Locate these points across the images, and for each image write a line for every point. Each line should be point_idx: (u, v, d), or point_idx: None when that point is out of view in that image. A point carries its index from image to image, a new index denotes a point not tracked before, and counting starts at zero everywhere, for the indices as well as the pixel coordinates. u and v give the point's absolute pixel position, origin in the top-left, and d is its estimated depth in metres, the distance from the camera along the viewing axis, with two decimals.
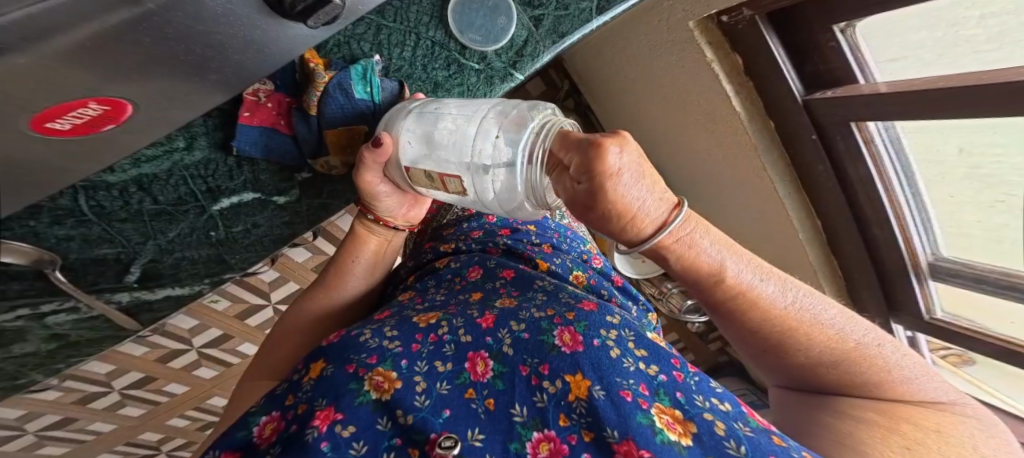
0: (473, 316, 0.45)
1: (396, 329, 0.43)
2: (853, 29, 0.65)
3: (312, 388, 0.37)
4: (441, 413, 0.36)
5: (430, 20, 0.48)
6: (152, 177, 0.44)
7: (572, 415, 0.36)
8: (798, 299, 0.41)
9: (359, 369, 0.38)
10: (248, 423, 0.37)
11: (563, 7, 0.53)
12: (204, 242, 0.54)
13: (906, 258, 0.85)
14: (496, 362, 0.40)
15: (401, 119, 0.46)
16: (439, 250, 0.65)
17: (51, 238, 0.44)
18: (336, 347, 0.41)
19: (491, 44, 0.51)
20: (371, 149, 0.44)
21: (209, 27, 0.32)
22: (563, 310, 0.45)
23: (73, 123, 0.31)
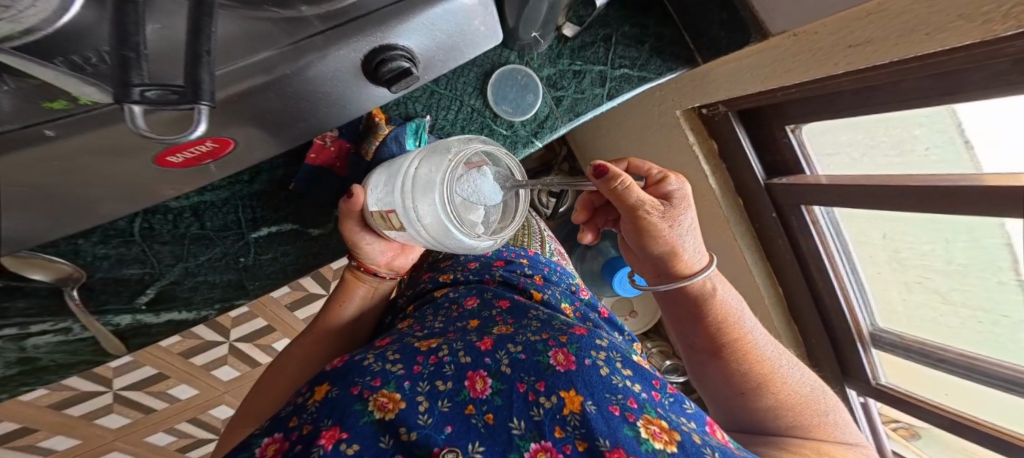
0: (472, 340, 0.49)
1: (397, 353, 0.46)
2: (800, 130, 0.79)
3: (315, 409, 0.39)
4: (443, 429, 0.39)
5: (473, 90, 0.57)
6: (210, 204, 0.50)
7: (566, 427, 0.40)
8: (772, 347, 0.51)
9: (364, 391, 0.40)
10: (251, 445, 0.38)
11: (580, 92, 0.60)
12: (230, 268, 0.56)
13: (852, 328, 0.97)
14: (495, 380, 0.44)
15: (381, 168, 0.50)
16: (437, 280, 0.65)
17: (89, 256, 0.48)
18: (338, 371, 0.43)
19: (519, 115, 0.59)
20: (345, 201, 0.49)
21: (303, 87, 0.41)
22: (556, 333, 0.49)
23: (186, 157, 0.37)
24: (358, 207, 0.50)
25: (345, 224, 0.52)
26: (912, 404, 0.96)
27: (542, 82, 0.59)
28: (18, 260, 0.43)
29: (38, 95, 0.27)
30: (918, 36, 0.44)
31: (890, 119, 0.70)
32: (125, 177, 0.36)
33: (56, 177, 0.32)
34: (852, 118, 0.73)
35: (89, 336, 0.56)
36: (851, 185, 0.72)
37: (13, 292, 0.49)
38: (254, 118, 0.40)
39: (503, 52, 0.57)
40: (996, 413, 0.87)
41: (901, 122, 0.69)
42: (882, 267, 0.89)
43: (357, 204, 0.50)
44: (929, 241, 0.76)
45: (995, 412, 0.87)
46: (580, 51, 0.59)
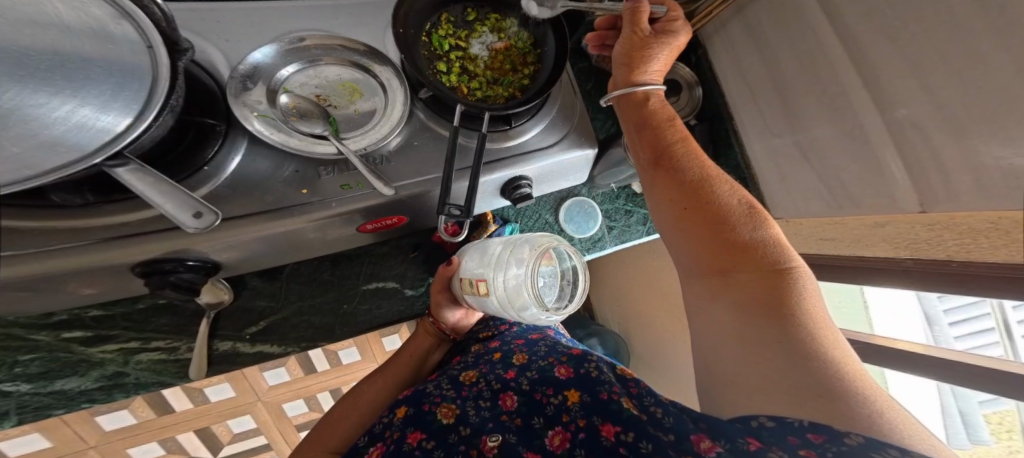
0: (501, 367, 0.54)
1: (451, 381, 0.54)
2: None
3: (401, 422, 0.49)
4: (486, 425, 0.46)
5: (549, 208, 0.77)
6: (344, 256, 0.65)
7: (570, 412, 0.45)
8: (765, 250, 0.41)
9: (430, 406, 0.50)
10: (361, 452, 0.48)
11: (627, 225, 0.80)
12: (332, 312, 0.66)
13: None
14: (520, 395, 0.49)
15: (473, 248, 0.61)
16: (477, 335, 0.66)
17: (244, 284, 0.62)
18: (410, 398, 0.52)
19: (580, 233, 0.77)
20: (444, 267, 0.62)
21: None
22: (560, 355, 0.53)
23: (374, 226, 0.53)
24: (450, 275, 0.62)
25: (433, 290, 0.63)
26: None
27: (602, 212, 0.79)
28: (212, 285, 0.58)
29: (341, 180, 0.45)
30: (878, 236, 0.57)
31: None
32: (334, 235, 0.51)
33: (309, 231, 0.47)
34: None
35: (186, 358, 0.61)
36: None
37: (168, 310, 0.61)
38: None
39: (578, 186, 0.78)
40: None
41: None
42: None
43: (451, 271, 0.62)
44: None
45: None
46: (632, 197, 0.80)
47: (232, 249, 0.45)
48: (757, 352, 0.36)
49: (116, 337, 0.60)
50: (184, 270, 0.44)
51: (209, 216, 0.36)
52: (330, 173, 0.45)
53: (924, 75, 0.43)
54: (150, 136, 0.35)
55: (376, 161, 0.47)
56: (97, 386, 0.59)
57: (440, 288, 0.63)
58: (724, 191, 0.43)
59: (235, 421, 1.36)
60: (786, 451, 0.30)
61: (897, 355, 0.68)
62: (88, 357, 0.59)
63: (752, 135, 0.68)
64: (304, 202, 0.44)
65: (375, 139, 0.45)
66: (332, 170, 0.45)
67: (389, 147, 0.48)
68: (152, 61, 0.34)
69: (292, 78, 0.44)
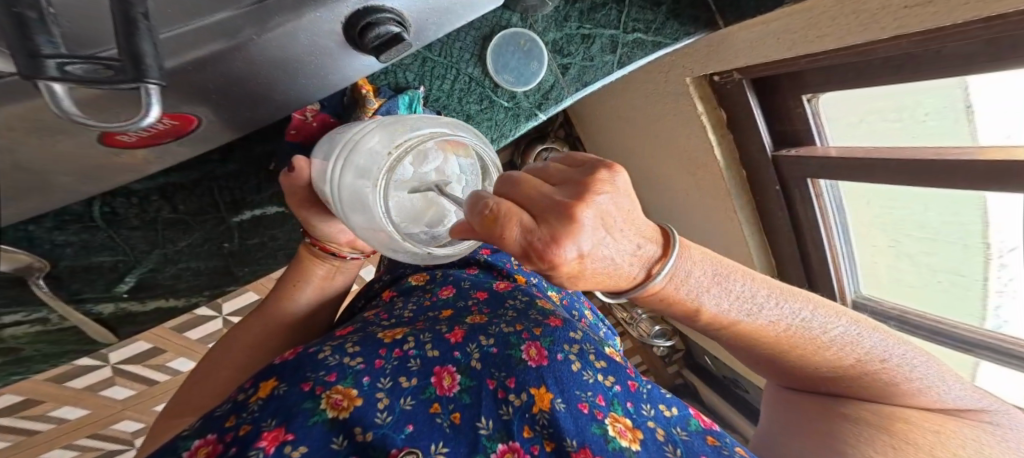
0: (440, 330, 0.41)
1: (358, 344, 0.37)
2: (819, 100, 0.72)
3: (258, 408, 0.31)
4: (404, 428, 0.33)
5: (469, 57, 0.52)
6: (178, 186, 0.45)
7: (535, 427, 0.34)
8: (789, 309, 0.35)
9: (315, 387, 0.32)
10: (178, 448, 0.31)
11: (589, 58, 0.56)
12: (215, 253, 0.54)
13: (839, 297, 0.90)
14: (463, 376, 0.37)
15: (328, 139, 0.40)
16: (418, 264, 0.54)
17: (46, 243, 0.42)
18: (289, 364, 0.34)
19: (521, 86, 0.55)
20: (286, 176, 0.40)
21: (264, 72, 0.35)
22: (531, 325, 0.41)
23: (139, 136, 0.32)
24: (306, 184, 0.41)
25: (291, 206, 0.43)
26: None
27: (548, 47, 0.54)
28: None
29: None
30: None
31: (896, 95, 0.66)
32: (83, 165, 0.32)
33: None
34: (884, 88, 0.66)
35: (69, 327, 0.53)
36: (865, 159, 0.65)
37: None
38: (218, 97, 0.35)
39: (504, 13, 0.51)
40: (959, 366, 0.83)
41: (911, 96, 0.64)
42: (880, 239, 0.84)
43: (303, 179, 0.40)
44: (910, 208, 0.74)
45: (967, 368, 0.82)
46: (590, 13, 0.53)
47: None
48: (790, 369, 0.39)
49: None
50: None
51: None
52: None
53: None
54: None
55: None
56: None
57: (304, 202, 0.42)
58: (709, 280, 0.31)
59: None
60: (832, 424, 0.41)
61: None
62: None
63: None
64: None
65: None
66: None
67: None
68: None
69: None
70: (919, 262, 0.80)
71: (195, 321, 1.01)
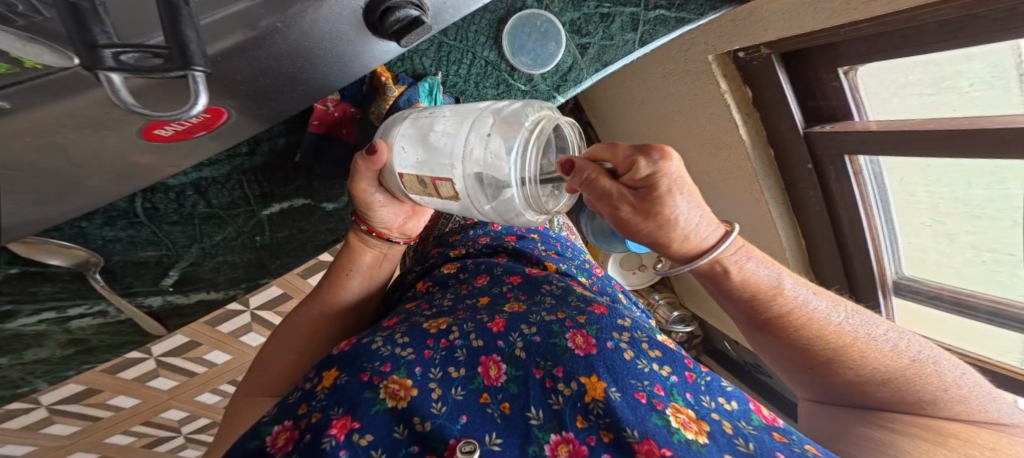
0: (483, 320, 0.40)
1: (407, 335, 0.38)
2: (855, 72, 0.68)
3: (325, 396, 0.33)
4: (458, 418, 0.32)
5: (486, 40, 0.51)
6: (211, 181, 0.46)
7: (589, 416, 0.32)
8: (845, 312, 0.40)
9: (374, 377, 0.34)
10: (260, 432, 0.32)
11: (608, 37, 0.55)
12: (248, 245, 0.56)
13: (875, 270, 0.88)
14: (509, 366, 0.36)
15: (392, 127, 0.44)
16: (446, 254, 0.54)
17: (98, 239, 0.45)
18: (347, 354, 0.36)
19: (538, 68, 0.54)
20: (364, 158, 0.41)
21: (292, 59, 0.36)
22: (573, 313, 0.40)
23: (175, 130, 0.33)
24: (379, 168, 0.42)
25: (357, 186, 0.44)
26: None
27: (565, 28, 0.53)
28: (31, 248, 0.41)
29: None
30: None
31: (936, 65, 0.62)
32: (126, 159, 0.33)
33: (38, 157, 0.28)
34: (927, 56, 0.62)
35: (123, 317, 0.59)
36: (912, 131, 0.62)
37: (36, 280, 0.48)
38: (246, 88, 0.35)
39: None
40: (1009, 352, 0.78)
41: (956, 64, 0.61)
42: (919, 217, 0.80)
43: (380, 164, 0.42)
44: (946, 181, 0.71)
45: (1019, 353, 0.77)
46: None
47: None
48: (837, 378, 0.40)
49: (20, 313, 0.51)
50: None
51: None
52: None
53: None
54: None
55: (18, 10, 0.22)
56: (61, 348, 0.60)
57: (370, 183, 0.44)
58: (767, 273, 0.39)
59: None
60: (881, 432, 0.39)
61: None
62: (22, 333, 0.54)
63: None
64: None
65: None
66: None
67: None
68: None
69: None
70: (961, 242, 0.75)
71: (227, 316, 1.05)
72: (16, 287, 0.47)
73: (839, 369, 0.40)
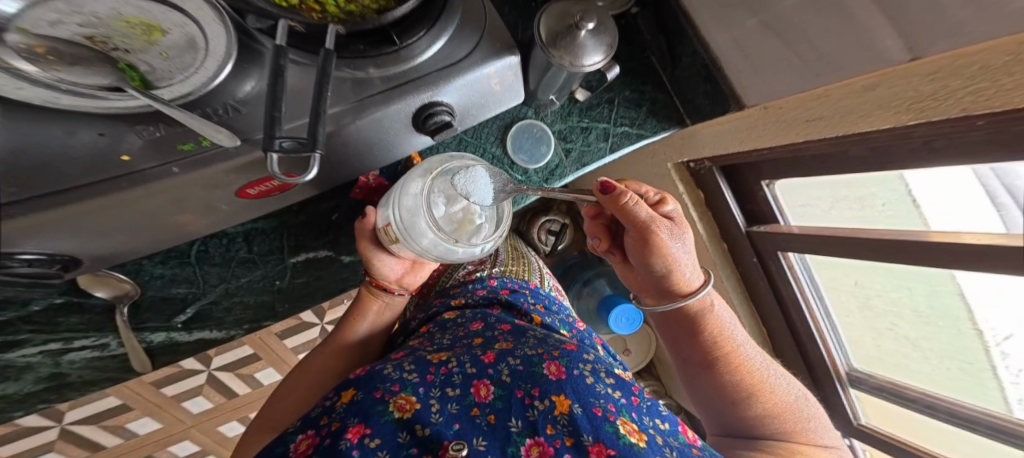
0: (476, 353, 0.49)
1: (412, 363, 0.46)
2: (775, 186, 0.86)
3: (343, 409, 0.39)
4: (452, 425, 0.39)
5: (494, 139, 0.66)
6: (259, 230, 0.56)
7: (557, 425, 0.40)
8: (762, 358, 0.54)
9: (385, 394, 0.40)
10: (286, 441, 0.38)
11: (587, 145, 0.69)
12: (266, 290, 0.61)
13: (830, 367, 0.99)
14: (496, 387, 0.44)
15: (388, 194, 0.55)
16: (448, 303, 0.62)
17: (149, 275, 0.54)
18: (362, 377, 0.43)
19: (533, 163, 0.67)
20: (361, 219, 0.53)
21: (350, 144, 0.49)
22: (550, 348, 0.48)
23: (260, 190, 0.43)
24: (373, 227, 0.54)
25: (361, 246, 0.54)
26: (900, 448, 0.95)
27: (555, 135, 0.68)
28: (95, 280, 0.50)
29: (172, 140, 0.35)
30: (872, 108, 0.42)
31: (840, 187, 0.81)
32: (215, 209, 0.43)
33: (165, 206, 0.39)
34: (832, 178, 0.80)
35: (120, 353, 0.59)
36: (824, 235, 0.78)
37: (74, 309, 0.54)
38: None
39: (522, 109, 0.67)
40: None
41: (851, 188, 0.80)
42: (854, 313, 0.94)
43: (371, 224, 0.54)
44: (892, 288, 0.82)
45: None
46: (588, 111, 0.69)
47: (79, 237, 0.37)
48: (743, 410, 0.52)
49: (32, 341, 0.55)
50: (19, 265, 0.36)
51: None
52: (156, 133, 0.34)
53: None
54: None
55: (217, 113, 0.36)
56: (40, 387, 0.59)
57: (372, 242, 0.54)
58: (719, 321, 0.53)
59: (228, 425, 1.25)
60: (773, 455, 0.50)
61: (958, 250, 0.58)
62: (14, 363, 0.56)
63: (712, 20, 0.57)
64: (131, 172, 0.35)
65: (199, 84, 0.34)
66: (155, 130, 0.35)
67: (236, 94, 0.37)
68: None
69: (23, 15, 0.26)
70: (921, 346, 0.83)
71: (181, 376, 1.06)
72: (50, 315, 0.53)
73: (750, 401, 0.52)
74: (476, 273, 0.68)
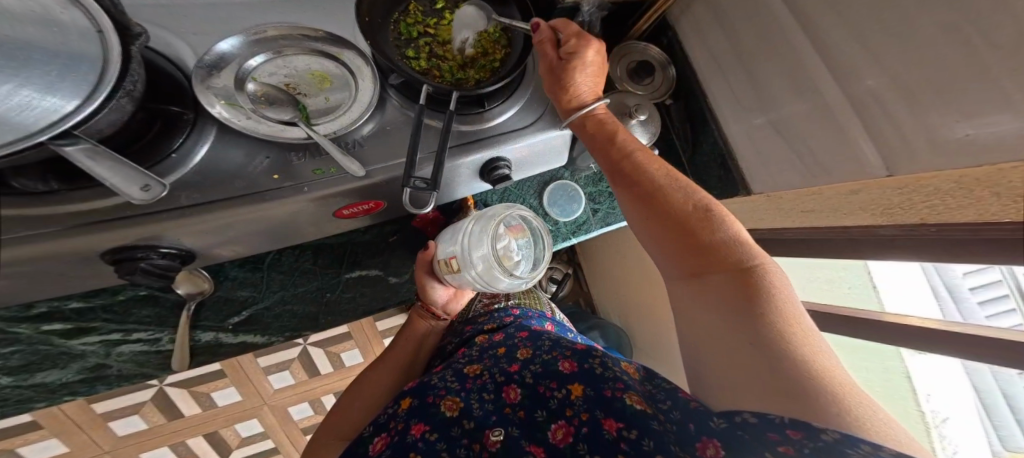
0: (504, 363, 0.54)
1: (452, 374, 0.53)
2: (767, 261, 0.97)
3: (406, 413, 0.47)
4: (491, 416, 0.46)
5: (532, 193, 0.77)
6: (326, 246, 0.64)
7: (574, 406, 0.45)
8: (718, 205, 0.44)
9: (433, 398, 0.48)
10: (364, 443, 0.48)
11: (611, 208, 0.80)
12: (314, 302, 0.66)
13: None
14: (523, 389, 0.49)
15: (446, 232, 0.64)
16: (480, 328, 0.67)
17: (225, 275, 0.62)
18: (415, 389, 0.51)
19: (564, 217, 0.77)
20: (422, 253, 0.63)
21: None
22: (563, 348, 0.53)
23: (351, 211, 0.52)
24: (429, 258, 0.63)
25: (418, 274, 0.63)
26: None
27: (585, 195, 0.79)
28: (181, 275, 0.57)
29: (314, 165, 0.44)
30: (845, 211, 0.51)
31: None
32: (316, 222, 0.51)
33: (286, 216, 0.47)
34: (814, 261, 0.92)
35: (168, 350, 0.61)
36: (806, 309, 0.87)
37: (148, 301, 0.60)
38: None
39: (560, 170, 0.78)
40: None
41: None
42: None
43: (430, 255, 0.63)
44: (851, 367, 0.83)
45: None
46: None
47: (212, 234, 0.44)
48: (710, 279, 0.41)
49: (98, 330, 0.59)
50: (158, 257, 0.42)
51: (158, 189, 0.35)
52: (303, 159, 0.44)
53: (879, 50, 0.45)
54: (104, 119, 0.33)
55: (348, 146, 0.46)
56: (78, 378, 0.59)
57: (426, 271, 0.63)
58: (662, 173, 0.47)
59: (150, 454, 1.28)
60: (748, 342, 0.36)
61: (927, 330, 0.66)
62: (69, 351, 0.58)
63: (728, 116, 0.69)
64: (277, 187, 0.43)
65: (347, 125, 0.44)
66: (305, 156, 0.44)
67: (362, 133, 0.47)
68: (102, 45, 0.32)
69: (260, 68, 0.42)
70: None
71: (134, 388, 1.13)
72: (127, 305, 0.59)
73: (692, 254, 0.42)
74: (494, 304, 0.72)
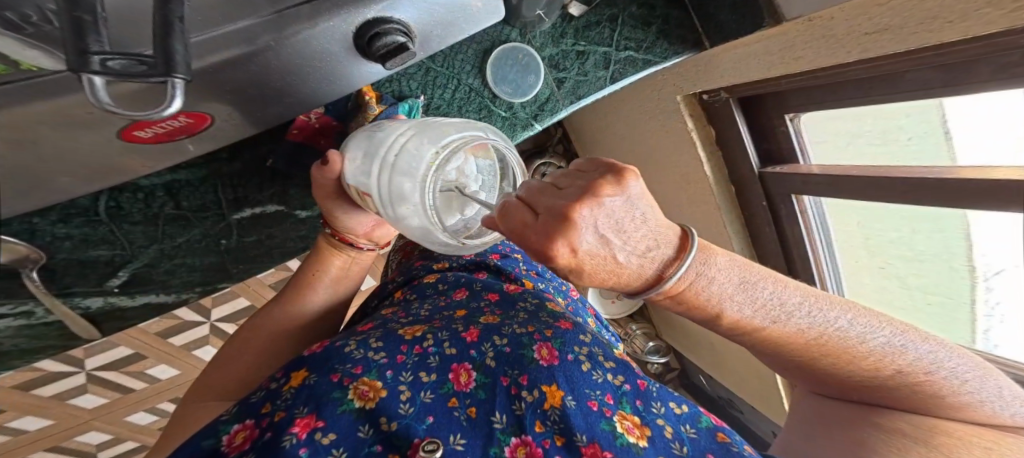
0: (457, 329, 0.41)
1: (381, 340, 0.38)
2: (798, 119, 0.74)
3: (292, 395, 0.32)
4: (424, 419, 0.33)
5: (471, 69, 0.54)
6: (184, 183, 0.47)
7: (546, 422, 0.35)
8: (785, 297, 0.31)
9: (344, 379, 0.34)
10: (218, 431, 0.31)
11: (582, 73, 0.59)
12: (211, 250, 0.54)
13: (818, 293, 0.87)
14: (479, 373, 0.37)
15: (361, 134, 0.43)
16: (429, 266, 0.55)
17: (47, 236, 0.42)
18: (317, 356, 0.36)
19: (519, 96, 0.57)
20: (319, 167, 0.43)
21: (274, 76, 0.37)
22: (541, 327, 0.42)
23: (156, 133, 0.35)
24: (336, 176, 0.43)
25: (319, 195, 0.45)
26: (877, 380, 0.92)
27: (543, 62, 0.57)
28: None
29: None
30: (937, 23, 0.42)
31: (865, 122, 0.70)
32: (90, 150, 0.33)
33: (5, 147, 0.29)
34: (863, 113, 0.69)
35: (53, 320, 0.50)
36: (848, 173, 0.67)
37: None
38: (229, 91, 0.36)
39: (503, 29, 0.53)
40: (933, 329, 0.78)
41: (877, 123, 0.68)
42: (864, 262, 0.85)
43: (333, 172, 0.43)
44: (896, 228, 0.76)
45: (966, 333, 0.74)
46: (585, 31, 0.56)
47: None
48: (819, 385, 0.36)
49: None
50: None
51: None
52: None
53: None
54: None
55: (32, 19, 0.25)
56: None
57: (331, 193, 0.45)
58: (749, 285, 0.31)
59: None
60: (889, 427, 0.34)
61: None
62: None
63: None
64: None
65: None
66: None
67: None
68: None
69: None
70: (911, 286, 0.80)
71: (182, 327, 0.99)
72: None
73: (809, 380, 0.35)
74: None
